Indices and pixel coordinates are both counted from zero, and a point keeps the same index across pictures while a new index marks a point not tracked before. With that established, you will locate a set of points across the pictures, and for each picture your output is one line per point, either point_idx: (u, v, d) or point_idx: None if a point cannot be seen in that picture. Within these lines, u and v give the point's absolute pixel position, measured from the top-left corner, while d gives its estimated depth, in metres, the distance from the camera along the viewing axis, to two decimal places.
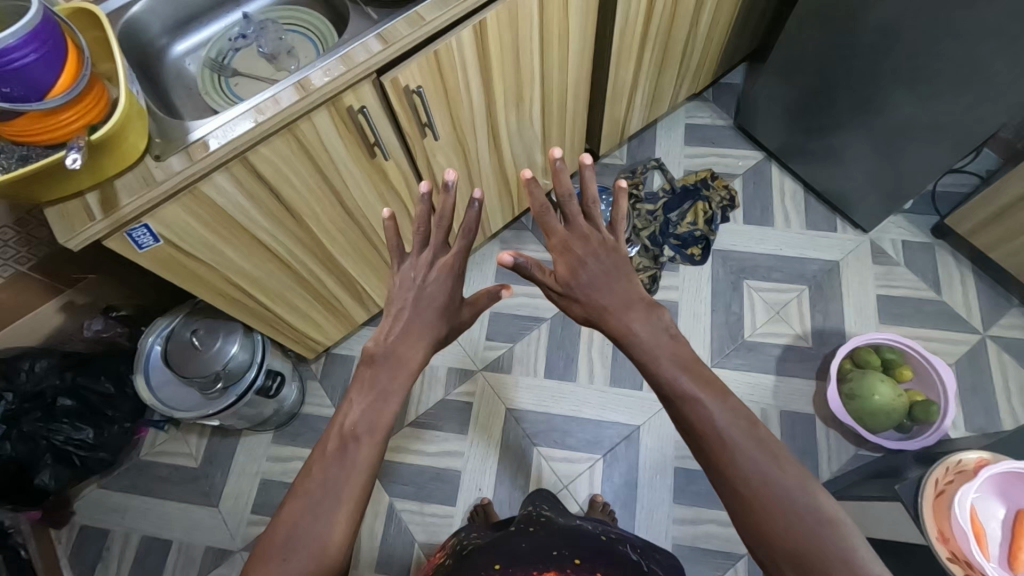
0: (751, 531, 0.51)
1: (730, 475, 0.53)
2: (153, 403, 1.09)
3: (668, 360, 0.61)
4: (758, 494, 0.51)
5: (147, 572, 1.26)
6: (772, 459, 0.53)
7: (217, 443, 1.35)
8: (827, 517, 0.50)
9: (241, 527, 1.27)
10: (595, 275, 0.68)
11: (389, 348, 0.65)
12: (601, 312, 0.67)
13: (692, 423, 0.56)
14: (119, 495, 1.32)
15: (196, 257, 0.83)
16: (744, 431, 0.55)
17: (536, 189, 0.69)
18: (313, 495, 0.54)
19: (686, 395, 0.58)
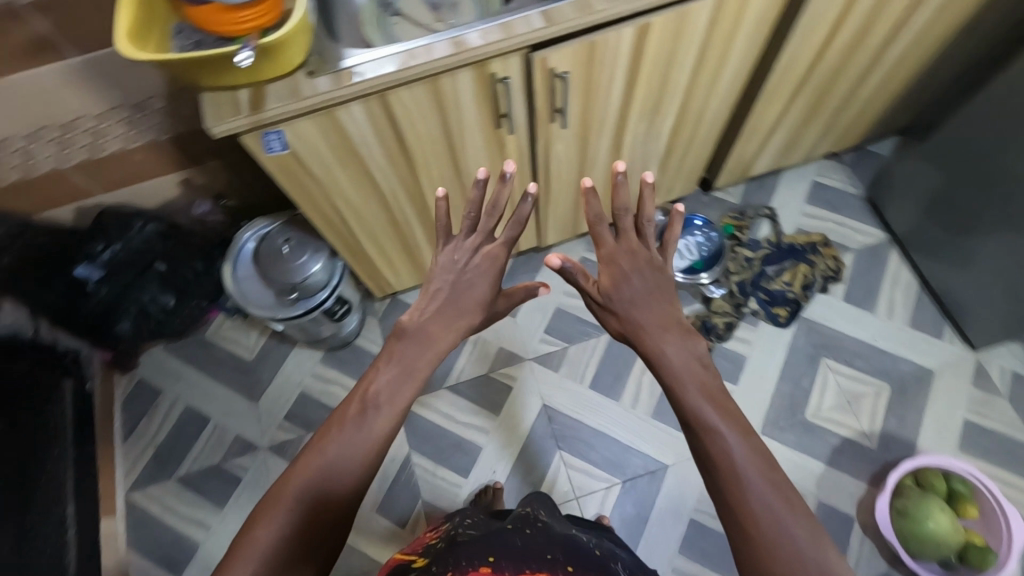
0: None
1: (742, 516, 0.52)
2: (232, 292, 1.16)
3: (695, 389, 0.60)
4: (767, 541, 0.51)
5: (182, 439, 1.36)
6: (788, 509, 0.52)
7: (273, 346, 1.43)
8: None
9: (271, 429, 1.35)
10: (636, 291, 0.69)
11: (422, 325, 0.68)
12: (636, 330, 0.67)
13: (709, 455, 0.56)
14: (178, 363, 1.43)
15: (311, 174, 0.87)
16: (763, 472, 0.54)
17: (594, 199, 0.70)
18: (327, 446, 0.57)
19: (711, 427, 0.57)
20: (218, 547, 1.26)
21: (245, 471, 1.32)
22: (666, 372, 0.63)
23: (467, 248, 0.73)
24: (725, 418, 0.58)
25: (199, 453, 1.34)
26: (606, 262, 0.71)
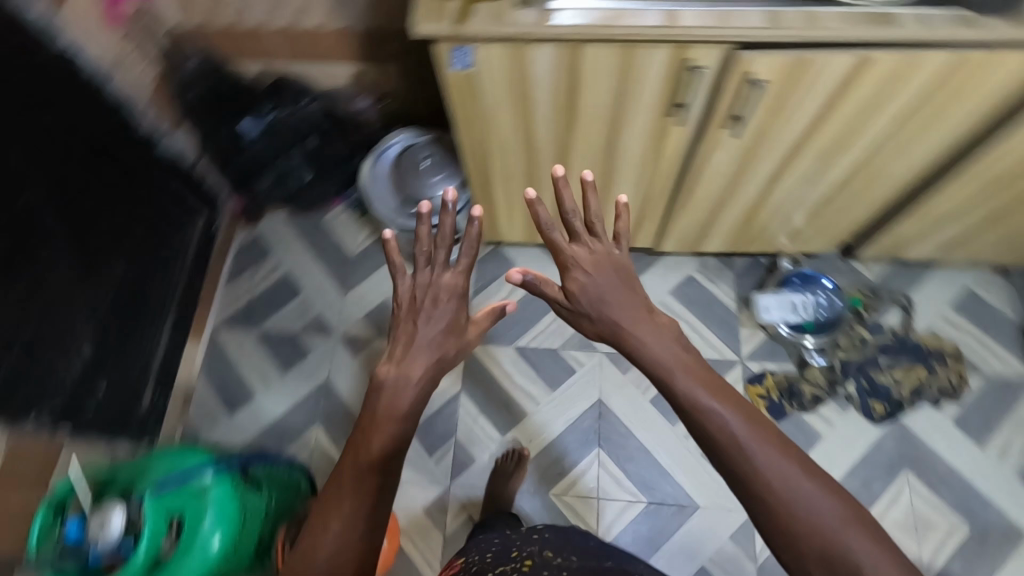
0: (774, 540, 0.53)
1: (755, 488, 0.54)
2: (363, 185, 1.21)
3: (683, 374, 0.63)
4: (783, 506, 0.53)
5: (273, 299, 1.48)
6: (802, 471, 0.54)
7: (376, 250, 1.51)
8: (853, 519, 0.52)
9: (348, 321, 1.44)
10: (603, 288, 0.73)
11: (399, 372, 0.68)
12: (614, 328, 0.71)
13: (710, 436, 0.58)
14: (292, 234, 1.54)
15: (479, 101, 0.90)
16: (770, 443, 0.56)
17: (540, 208, 0.72)
18: (345, 492, 0.58)
19: (711, 413, 0.59)
20: (270, 403, 1.37)
21: (315, 348, 1.42)
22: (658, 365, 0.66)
23: (429, 280, 0.75)
24: (719, 398, 0.60)
25: (282, 317, 1.46)
26: (565, 271, 0.75)
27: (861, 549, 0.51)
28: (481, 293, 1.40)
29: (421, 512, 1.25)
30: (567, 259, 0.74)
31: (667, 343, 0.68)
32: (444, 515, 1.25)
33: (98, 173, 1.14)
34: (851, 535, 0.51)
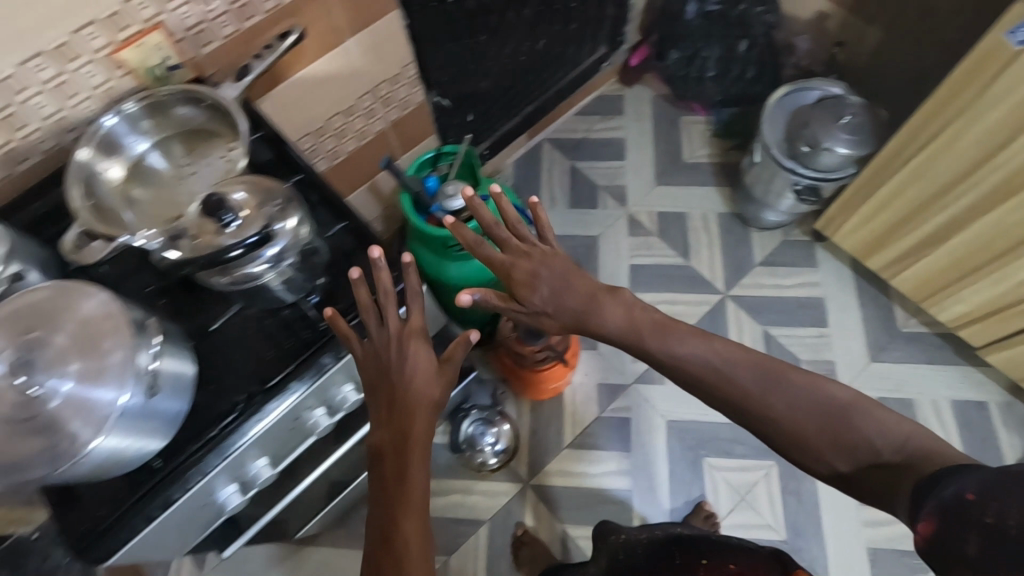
0: (791, 443, 0.61)
1: (754, 406, 0.62)
2: (768, 104, 1.23)
3: (650, 330, 0.67)
4: (780, 415, 0.61)
5: (598, 148, 1.57)
6: (785, 378, 0.62)
7: (706, 170, 1.51)
8: (857, 404, 0.60)
9: (643, 206, 1.49)
10: (551, 286, 0.69)
11: (389, 436, 0.62)
12: (579, 321, 0.69)
13: (695, 374, 0.65)
14: (648, 112, 1.60)
15: (988, 83, 0.87)
16: (749, 367, 0.63)
17: (460, 228, 0.68)
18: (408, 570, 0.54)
19: (689, 359, 0.65)
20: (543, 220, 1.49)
21: (603, 207, 1.49)
22: (619, 334, 0.68)
23: (388, 335, 0.65)
24: (689, 341, 0.66)
25: (596, 167, 1.54)
26: (509, 280, 0.69)
27: (868, 422, 0.59)
28: (767, 266, 1.40)
29: (593, 384, 1.32)
30: (509, 268, 0.69)
31: (625, 320, 0.68)
32: (609, 400, 1.31)
33: None
34: (853, 417, 0.59)
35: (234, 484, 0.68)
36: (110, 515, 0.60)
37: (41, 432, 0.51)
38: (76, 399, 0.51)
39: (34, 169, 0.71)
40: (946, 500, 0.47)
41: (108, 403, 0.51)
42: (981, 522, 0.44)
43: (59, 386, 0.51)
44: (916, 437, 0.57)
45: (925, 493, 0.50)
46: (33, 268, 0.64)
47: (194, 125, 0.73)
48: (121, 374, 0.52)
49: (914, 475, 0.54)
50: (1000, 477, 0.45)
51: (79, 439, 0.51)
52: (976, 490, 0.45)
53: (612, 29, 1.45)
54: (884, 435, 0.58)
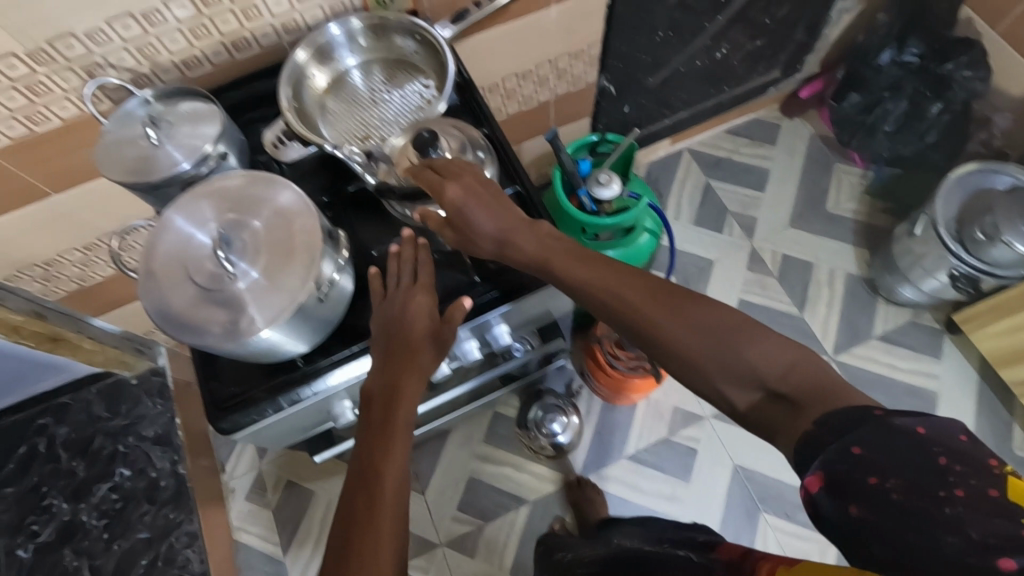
0: (685, 371, 0.54)
1: (648, 330, 0.55)
2: (951, 177, 1.13)
3: (556, 251, 0.59)
4: (675, 341, 0.53)
5: (739, 173, 1.51)
6: (679, 303, 0.55)
7: (847, 226, 1.43)
8: (748, 329, 0.52)
9: (769, 244, 1.42)
10: (476, 205, 0.58)
11: (380, 388, 0.60)
12: (500, 244, 0.60)
13: (589, 296, 0.58)
14: (801, 149, 1.52)
15: None
16: (640, 290, 0.56)
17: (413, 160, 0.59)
18: (382, 516, 0.52)
19: (581, 284, 0.58)
20: None
21: (727, 234, 1.44)
22: (523, 261, 0.60)
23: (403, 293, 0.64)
24: (582, 265, 0.58)
25: (731, 191, 1.49)
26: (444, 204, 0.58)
27: (750, 347, 0.51)
28: (885, 342, 1.31)
29: (670, 405, 1.29)
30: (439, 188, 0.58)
31: (536, 241, 0.60)
32: (681, 425, 1.28)
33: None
34: (742, 341, 0.52)
35: (351, 401, 0.71)
36: (245, 394, 0.64)
37: (224, 307, 0.55)
38: (260, 287, 0.55)
39: (252, 59, 0.75)
40: (831, 454, 0.42)
41: (285, 299, 0.54)
42: (870, 486, 0.39)
43: (249, 272, 0.55)
44: (804, 364, 0.50)
45: (810, 441, 0.44)
46: (234, 152, 0.68)
47: (402, 55, 0.75)
48: (304, 276, 0.55)
49: (805, 415, 0.47)
50: (885, 429, 0.41)
51: (254, 325, 0.54)
52: (863, 444, 0.41)
53: (795, 53, 1.37)
54: (770, 364, 0.50)
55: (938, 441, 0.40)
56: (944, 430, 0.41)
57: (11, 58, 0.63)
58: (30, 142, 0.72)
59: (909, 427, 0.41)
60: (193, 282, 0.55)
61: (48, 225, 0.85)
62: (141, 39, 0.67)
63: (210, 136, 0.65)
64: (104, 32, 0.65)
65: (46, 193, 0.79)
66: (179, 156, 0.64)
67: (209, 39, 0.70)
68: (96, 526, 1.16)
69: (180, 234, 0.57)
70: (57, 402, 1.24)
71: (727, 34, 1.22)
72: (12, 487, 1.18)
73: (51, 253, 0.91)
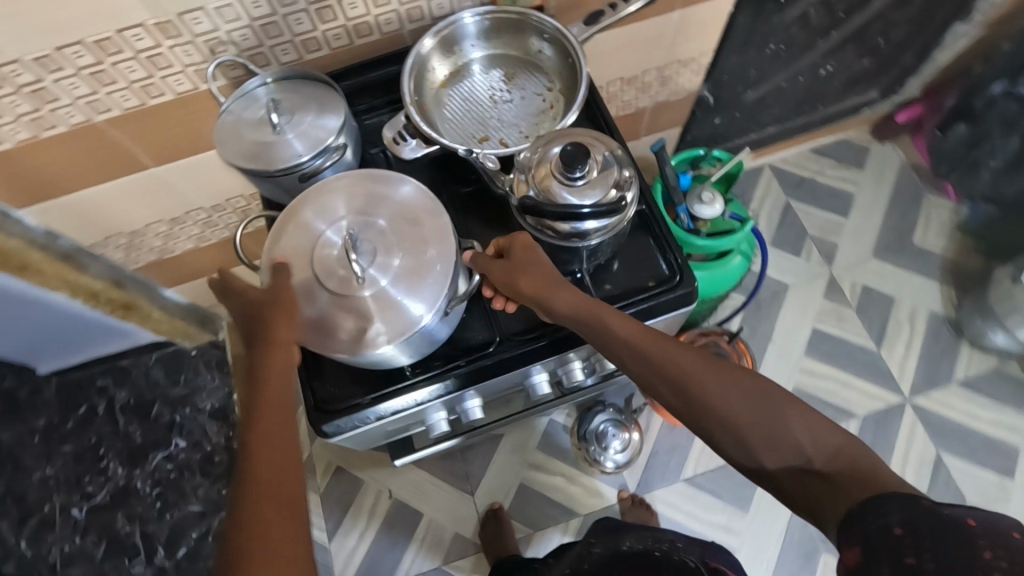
0: (728, 437, 0.54)
1: (693, 394, 0.55)
2: None
3: (602, 308, 0.58)
4: (719, 406, 0.54)
5: (822, 196, 1.44)
6: (720, 370, 0.56)
7: (934, 262, 1.36)
8: (790, 404, 0.54)
9: (849, 273, 1.36)
10: (530, 253, 0.60)
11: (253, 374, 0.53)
12: (543, 292, 0.58)
13: (635, 355, 0.57)
14: (890, 176, 1.44)
15: None
16: (685, 352, 0.57)
17: (526, 176, 0.57)
18: (264, 500, 0.46)
19: (632, 345, 0.57)
20: None
21: (805, 258, 1.38)
22: (568, 312, 0.58)
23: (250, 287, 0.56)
24: (622, 318, 0.58)
25: (812, 214, 1.42)
26: (513, 240, 0.60)
27: (797, 424, 0.52)
28: (966, 389, 1.25)
29: None
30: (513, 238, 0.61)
31: (577, 296, 0.58)
32: None
33: (928, 17, 1.12)
34: (786, 415, 0.53)
35: (446, 411, 0.69)
36: (349, 397, 0.62)
37: (347, 314, 0.54)
38: (387, 298, 0.53)
39: (371, 46, 0.72)
40: (871, 529, 0.44)
41: (412, 315, 0.53)
42: (903, 563, 0.41)
43: (377, 280, 0.54)
44: (845, 446, 0.51)
45: (850, 517, 0.46)
46: (351, 145, 0.65)
47: (527, 53, 0.71)
48: (433, 294, 0.54)
49: (843, 492, 0.48)
50: (927, 514, 0.42)
51: (379, 337, 0.53)
52: (906, 526, 0.42)
53: (900, 77, 1.28)
54: (817, 443, 0.51)
55: (986, 535, 0.41)
56: (997, 525, 0.41)
57: (140, 28, 0.61)
58: (141, 114, 0.70)
59: (959, 518, 0.42)
60: (322, 285, 0.54)
61: (141, 195, 0.83)
62: (267, 18, 0.64)
63: (333, 127, 0.62)
64: (234, 8, 0.62)
65: (146, 165, 0.78)
66: (300, 147, 0.61)
67: (332, 23, 0.67)
68: (150, 493, 1.19)
69: (307, 230, 0.56)
70: (120, 364, 1.23)
71: (838, 52, 1.14)
72: (71, 444, 1.20)
73: (139, 223, 0.89)
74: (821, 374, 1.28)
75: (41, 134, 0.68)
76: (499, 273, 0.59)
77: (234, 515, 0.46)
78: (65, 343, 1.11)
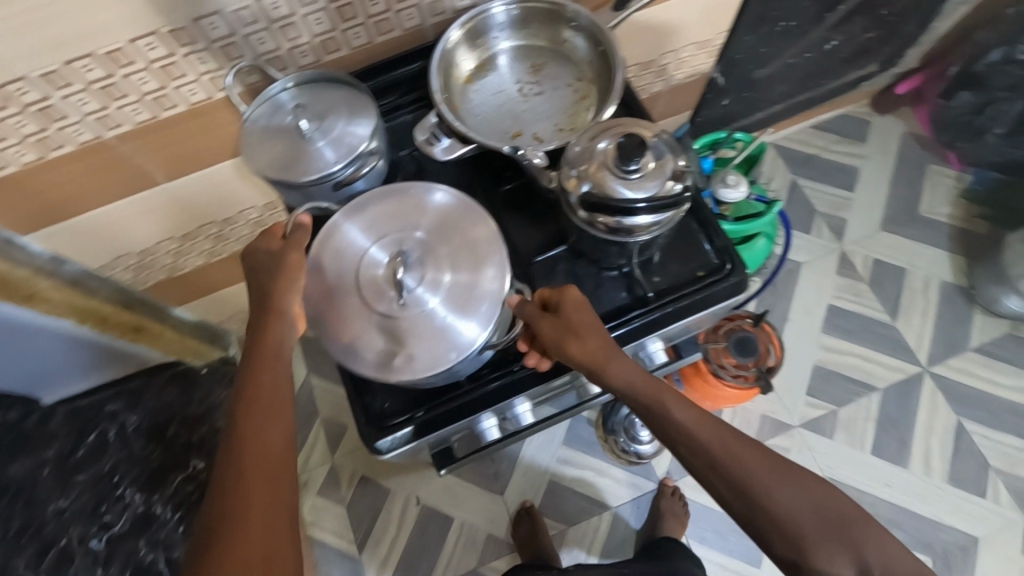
0: (786, 543, 0.50)
1: (755, 493, 0.51)
2: None
3: (663, 396, 0.54)
4: (784, 508, 0.50)
5: (828, 172, 1.44)
6: (790, 475, 0.51)
7: (942, 232, 1.37)
8: (857, 519, 0.50)
9: (859, 248, 1.36)
10: (586, 316, 0.56)
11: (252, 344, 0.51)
12: (598, 362, 0.54)
13: (695, 444, 0.53)
14: (893, 148, 1.45)
15: None
16: (755, 452, 0.52)
17: (575, 170, 0.55)
18: (249, 482, 0.45)
19: (696, 435, 0.53)
20: None
21: (816, 236, 1.38)
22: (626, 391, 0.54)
23: (270, 249, 0.55)
24: (693, 409, 0.54)
25: (820, 191, 1.42)
26: (562, 291, 0.57)
27: (863, 540, 0.49)
28: (982, 355, 1.27)
29: (758, 415, 1.24)
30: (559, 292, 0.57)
31: (635, 375, 0.54)
32: (769, 434, 1.22)
33: None
34: (854, 529, 0.49)
35: (494, 419, 0.67)
36: (401, 410, 0.61)
37: (388, 336, 0.52)
38: (436, 316, 0.52)
39: (390, 44, 0.69)
40: None
41: (466, 336, 0.52)
42: None
43: (426, 298, 0.53)
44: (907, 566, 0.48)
45: None
46: (382, 150, 0.62)
47: (556, 42, 0.69)
48: (487, 311, 0.52)
49: None
50: None
51: (411, 363, 0.51)
52: None
53: (901, 49, 1.27)
54: (882, 561, 0.48)
55: None
56: None
57: (152, 37, 0.57)
58: (153, 129, 0.66)
59: None
60: (372, 308, 0.53)
61: (153, 211, 0.79)
62: (286, 20, 0.61)
63: (364, 132, 0.59)
64: (251, 11, 0.59)
65: (157, 181, 0.74)
66: (331, 155, 0.58)
67: (352, 21, 0.64)
68: (171, 518, 1.11)
69: (353, 246, 0.56)
70: (129, 387, 1.21)
71: (844, 26, 1.12)
72: (84, 474, 1.11)
73: (150, 241, 0.85)
74: (842, 350, 1.28)
75: (48, 155, 0.64)
76: (547, 327, 0.55)
77: (218, 494, 0.45)
78: (72, 369, 1.07)
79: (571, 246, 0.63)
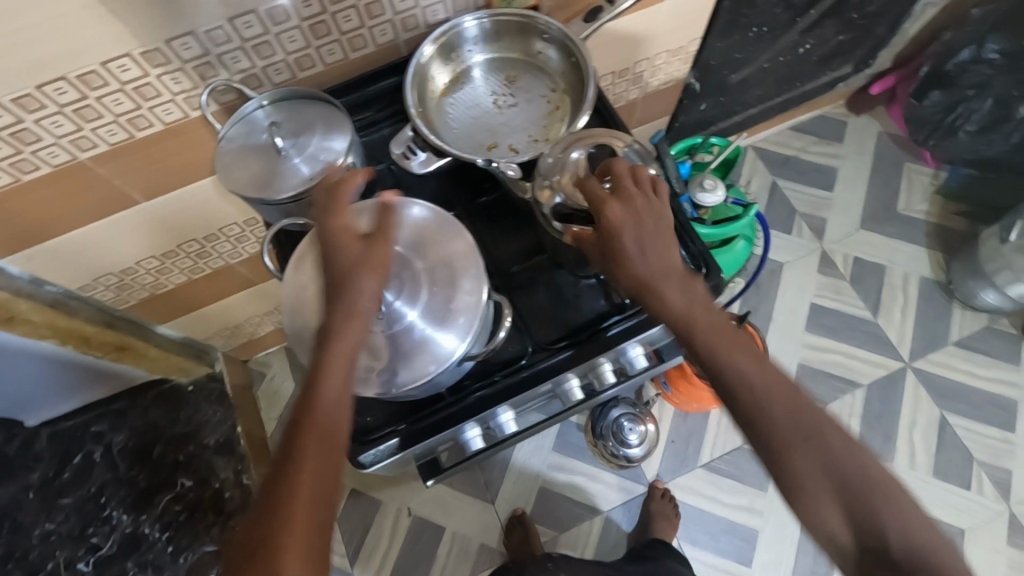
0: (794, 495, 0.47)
1: (777, 446, 0.48)
2: None
3: (702, 333, 0.50)
4: (802, 467, 0.47)
5: (807, 173, 1.46)
6: (821, 442, 0.47)
7: (919, 229, 1.39)
8: (892, 495, 0.45)
9: (839, 246, 1.38)
10: (638, 234, 0.51)
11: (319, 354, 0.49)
12: (641, 281, 0.51)
13: (727, 382, 0.49)
14: (870, 147, 1.47)
15: None
16: (786, 408, 0.48)
17: (548, 185, 0.57)
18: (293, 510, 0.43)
19: (727, 374, 0.49)
20: None
21: (796, 236, 1.40)
22: (666, 317, 0.51)
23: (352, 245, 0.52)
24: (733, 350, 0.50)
25: (799, 191, 1.44)
26: (598, 202, 0.52)
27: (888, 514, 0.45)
28: (961, 349, 1.29)
29: None
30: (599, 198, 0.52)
31: (681, 303, 0.50)
32: None
33: None
34: (881, 505, 0.45)
35: (479, 428, 0.68)
36: (386, 423, 0.61)
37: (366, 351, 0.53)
38: (415, 330, 0.53)
39: (365, 59, 0.69)
40: None
41: (445, 348, 0.52)
42: None
43: (404, 312, 0.53)
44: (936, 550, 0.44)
45: None
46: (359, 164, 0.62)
47: (529, 53, 0.69)
48: (466, 322, 0.53)
49: None
50: None
51: (392, 378, 0.52)
52: None
53: (872, 50, 1.29)
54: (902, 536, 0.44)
55: None
56: None
57: (126, 59, 0.57)
58: (130, 148, 0.66)
59: None
60: None
61: (132, 231, 0.79)
62: (259, 39, 0.62)
63: (341, 147, 0.59)
64: (224, 30, 0.59)
65: (135, 200, 0.74)
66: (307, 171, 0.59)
67: (326, 38, 0.64)
68: (159, 538, 1.12)
69: None
70: (114, 407, 1.19)
71: (815, 30, 1.14)
72: (70, 496, 1.12)
73: (131, 261, 0.85)
74: (826, 348, 1.29)
75: (22, 178, 0.64)
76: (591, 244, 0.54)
77: (266, 513, 0.43)
78: (55, 390, 1.06)
79: (550, 256, 0.65)
